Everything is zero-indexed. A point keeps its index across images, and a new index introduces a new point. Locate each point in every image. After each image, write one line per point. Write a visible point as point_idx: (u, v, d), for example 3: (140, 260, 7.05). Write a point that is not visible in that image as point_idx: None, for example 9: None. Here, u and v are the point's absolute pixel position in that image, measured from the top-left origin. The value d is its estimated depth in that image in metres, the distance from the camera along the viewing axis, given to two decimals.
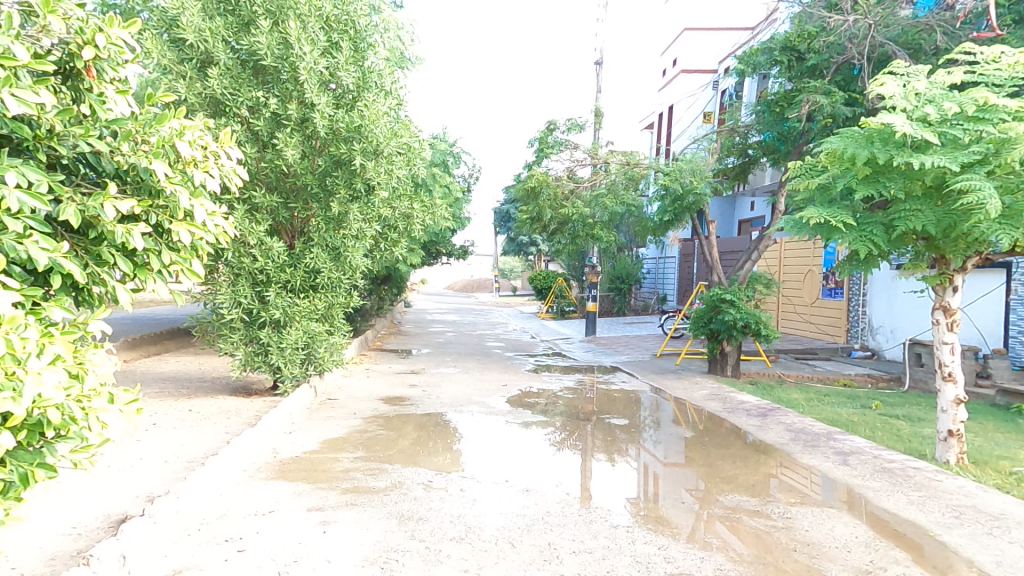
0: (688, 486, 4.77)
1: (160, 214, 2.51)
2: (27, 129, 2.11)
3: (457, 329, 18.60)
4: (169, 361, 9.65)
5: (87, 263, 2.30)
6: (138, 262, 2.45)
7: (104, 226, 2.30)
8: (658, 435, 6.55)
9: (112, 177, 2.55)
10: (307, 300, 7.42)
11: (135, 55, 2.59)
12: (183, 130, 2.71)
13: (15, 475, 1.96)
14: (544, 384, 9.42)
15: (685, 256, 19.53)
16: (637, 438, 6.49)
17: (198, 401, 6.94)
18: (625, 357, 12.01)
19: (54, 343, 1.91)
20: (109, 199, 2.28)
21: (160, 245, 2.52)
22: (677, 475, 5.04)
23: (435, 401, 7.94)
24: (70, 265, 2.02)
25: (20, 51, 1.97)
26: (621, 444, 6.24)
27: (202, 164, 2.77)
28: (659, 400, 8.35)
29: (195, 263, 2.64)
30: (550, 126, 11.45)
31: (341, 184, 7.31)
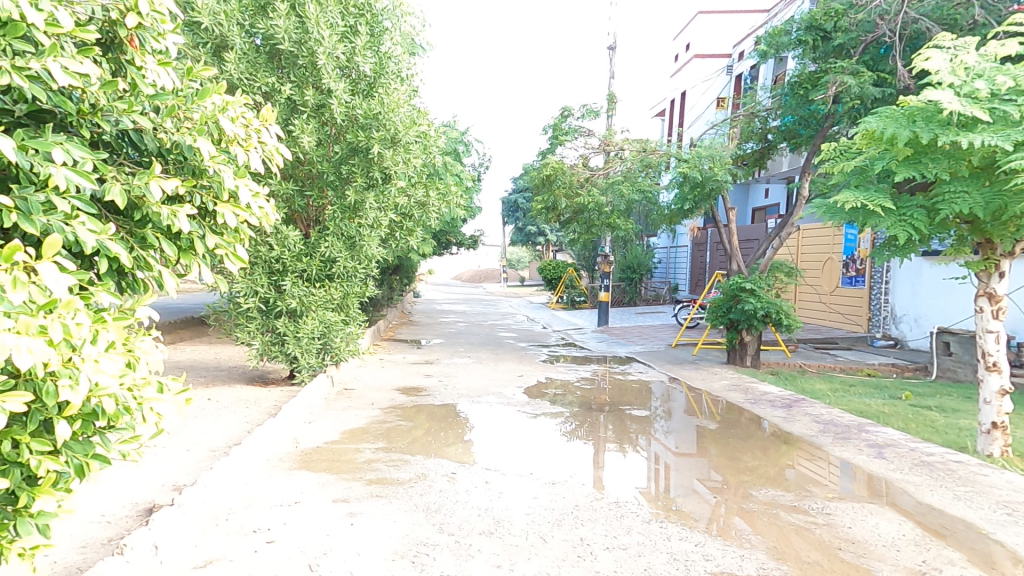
0: (701, 477, 4.69)
1: (204, 195, 2.41)
2: (71, 105, 2.00)
3: (468, 319, 18.55)
4: (185, 350, 9.66)
5: (132, 246, 2.21)
6: (182, 245, 2.36)
7: (149, 207, 2.21)
8: (670, 425, 6.47)
9: (154, 156, 2.47)
10: (322, 290, 7.36)
11: (176, 24, 2.50)
12: (226, 106, 2.62)
13: (70, 466, 1.89)
14: (560, 374, 9.33)
15: (698, 245, 19.34)
16: (648, 428, 6.39)
17: (217, 390, 6.92)
18: (640, 347, 11.92)
19: (108, 329, 1.84)
20: (154, 178, 2.19)
21: (204, 228, 2.39)
22: (702, 467, 4.94)
23: (452, 391, 7.89)
24: (116, 249, 1.92)
25: (65, 17, 1.88)
26: (631, 434, 6.17)
27: (245, 142, 2.66)
28: (672, 390, 8.28)
29: (239, 248, 2.54)
30: (565, 113, 11.25)
31: (357, 172, 7.21)
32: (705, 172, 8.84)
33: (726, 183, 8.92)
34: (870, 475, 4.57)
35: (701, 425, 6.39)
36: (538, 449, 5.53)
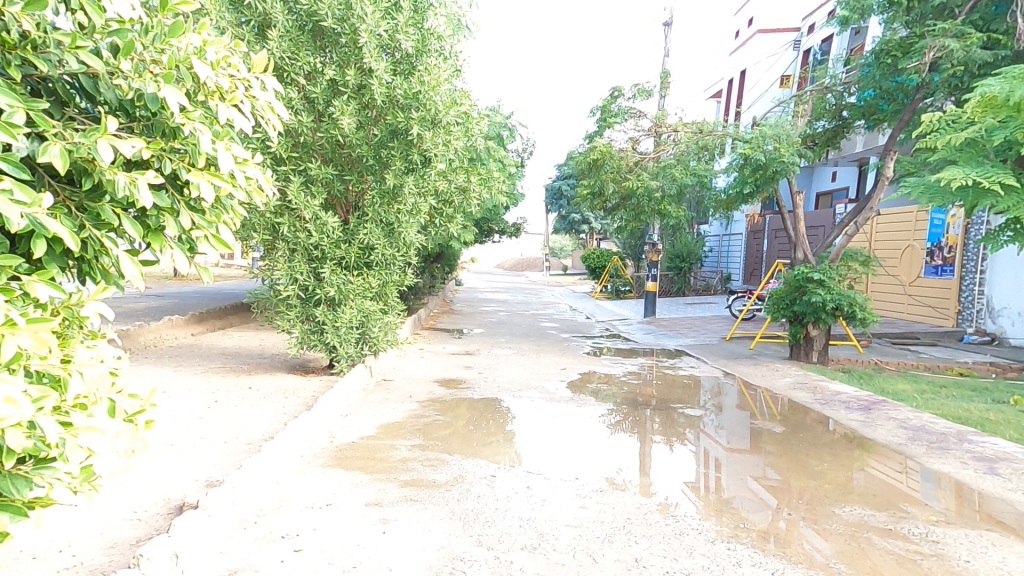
0: (756, 474, 4.43)
1: (176, 160, 1.98)
2: None
3: (510, 308, 18.27)
4: (231, 337, 9.81)
5: (82, 224, 1.80)
6: (150, 224, 1.96)
7: (102, 173, 1.77)
8: (720, 420, 6.08)
9: (113, 111, 1.97)
10: (360, 278, 7.18)
11: None
12: (204, 48, 2.12)
13: None
14: (605, 368, 8.86)
15: (754, 233, 18.25)
16: (697, 422, 6.05)
17: (257, 378, 6.89)
18: (690, 341, 11.23)
19: (16, 335, 1.39)
20: (106, 137, 1.74)
21: (178, 203, 2.01)
22: (763, 470, 4.52)
23: (493, 384, 7.58)
24: (55, 227, 1.57)
25: None
26: (679, 427, 5.86)
27: (229, 96, 2.17)
28: (723, 384, 7.77)
29: (222, 229, 2.13)
30: (614, 93, 10.63)
31: (397, 156, 6.96)
32: (770, 151, 8.03)
33: (793, 165, 8.05)
34: (961, 484, 4.14)
35: (765, 427, 5.79)
36: (579, 449, 5.12)
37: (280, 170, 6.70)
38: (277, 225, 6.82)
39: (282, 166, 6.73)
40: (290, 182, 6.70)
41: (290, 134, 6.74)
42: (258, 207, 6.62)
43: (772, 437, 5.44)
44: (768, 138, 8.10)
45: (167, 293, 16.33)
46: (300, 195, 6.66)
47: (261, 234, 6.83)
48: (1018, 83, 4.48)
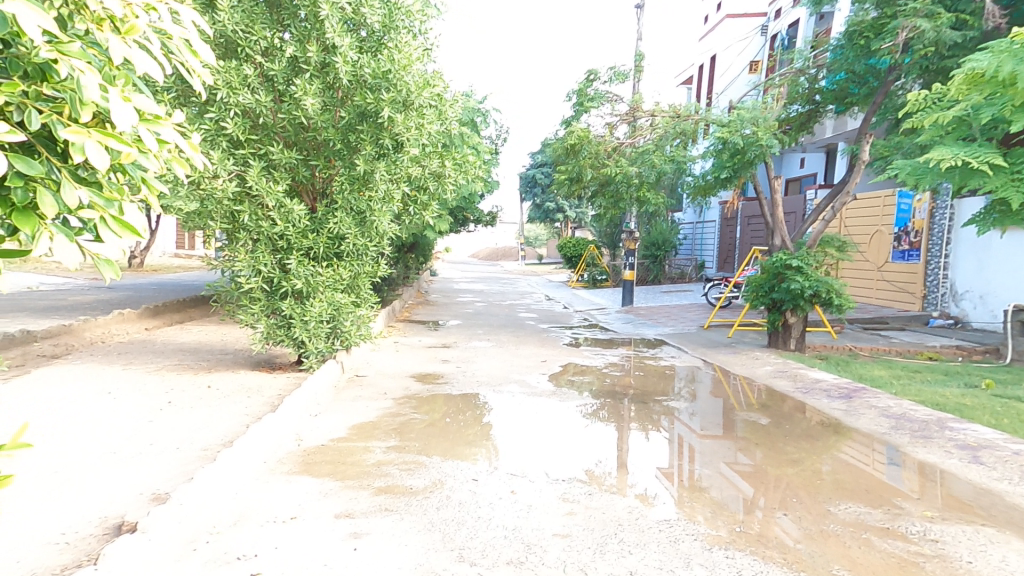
0: (729, 460, 4.57)
1: (50, 112, 1.42)
2: None
3: (486, 298, 18.00)
4: (191, 332, 9.28)
5: None
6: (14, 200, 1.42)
7: None
8: (694, 407, 6.17)
9: None
10: (330, 270, 6.79)
11: None
12: None
13: None
14: (585, 359, 8.69)
15: (727, 220, 18.35)
16: (671, 408, 6.15)
17: (219, 375, 6.48)
18: (669, 329, 11.16)
19: None
20: None
21: (57, 173, 1.46)
22: (735, 455, 4.67)
23: (471, 379, 7.31)
24: None
25: None
26: (654, 415, 5.95)
27: (127, 21, 1.56)
28: (698, 370, 7.85)
29: (129, 211, 1.57)
30: (591, 76, 10.35)
31: (366, 140, 6.58)
32: (750, 135, 7.87)
33: (770, 148, 7.88)
34: (952, 476, 4.07)
35: (750, 418, 5.68)
36: (562, 448, 4.90)
37: (238, 154, 6.24)
38: (237, 213, 6.36)
39: (241, 151, 6.27)
40: (250, 167, 6.26)
41: (248, 114, 6.27)
42: (215, 194, 6.14)
43: (757, 428, 5.33)
44: (746, 121, 7.90)
45: (124, 286, 15.52)
46: (263, 180, 6.22)
47: (219, 222, 6.35)
48: (1007, 57, 4.43)
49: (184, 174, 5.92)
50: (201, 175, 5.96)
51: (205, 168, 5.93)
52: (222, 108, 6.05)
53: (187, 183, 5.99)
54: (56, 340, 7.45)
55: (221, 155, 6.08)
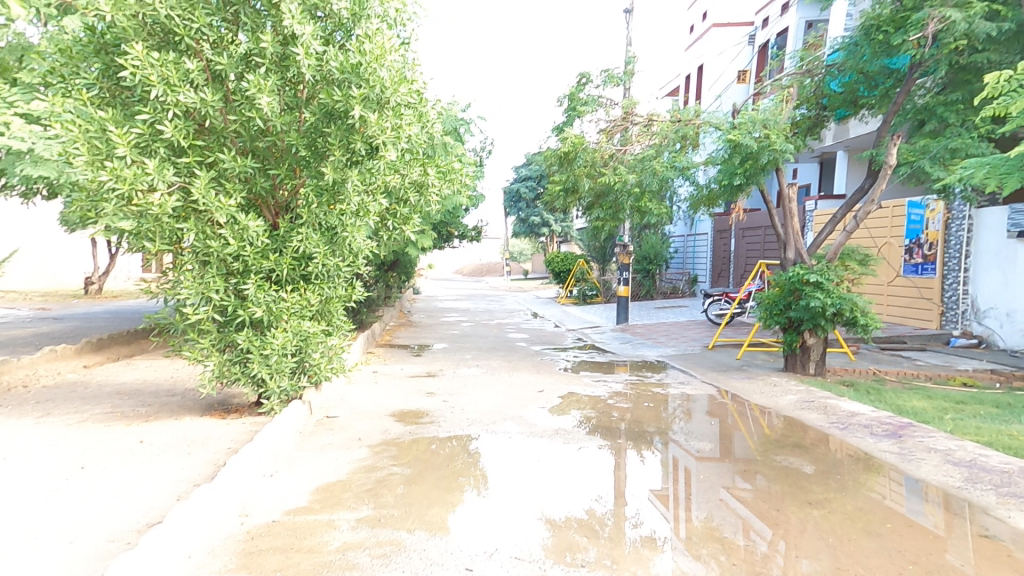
0: (727, 484, 4.50)
1: None
2: None
3: (472, 318, 17.13)
4: (139, 369, 8.29)
5: None
6: None
7: None
8: (690, 427, 5.97)
9: None
10: (295, 294, 5.92)
11: None
12: None
13: None
14: (584, 387, 7.86)
15: (720, 232, 17.86)
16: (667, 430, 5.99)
17: (155, 428, 5.63)
18: (671, 349, 10.39)
19: None
20: None
21: None
22: (733, 479, 4.58)
23: (460, 416, 6.38)
24: None
25: None
26: (648, 434, 5.83)
27: None
28: (704, 395, 7.15)
29: None
30: (583, 80, 9.67)
31: (335, 144, 5.71)
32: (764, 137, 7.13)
33: (784, 155, 7.12)
34: None
35: (789, 463, 4.83)
36: (565, 503, 4.15)
37: (180, 163, 5.38)
38: (180, 232, 5.46)
39: (184, 159, 5.40)
40: (196, 176, 5.37)
41: (192, 116, 5.41)
42: (150, 210, 5.21)
43: (803, 477, 4.50)
44: (757, 124, 7.19)
45: (76, 315, 14.36)
46: (210, 192, 5.33)
47: (158, 243, 5.41)
48: None
49: (111, 187, 5.02)
50: (132, 188, 5.07)
51: (137, 180, 5.05)
52: (157, 108, 5.20)
53: (115, 197, 5.06)
54: None
55: (158, 164, 5.21)
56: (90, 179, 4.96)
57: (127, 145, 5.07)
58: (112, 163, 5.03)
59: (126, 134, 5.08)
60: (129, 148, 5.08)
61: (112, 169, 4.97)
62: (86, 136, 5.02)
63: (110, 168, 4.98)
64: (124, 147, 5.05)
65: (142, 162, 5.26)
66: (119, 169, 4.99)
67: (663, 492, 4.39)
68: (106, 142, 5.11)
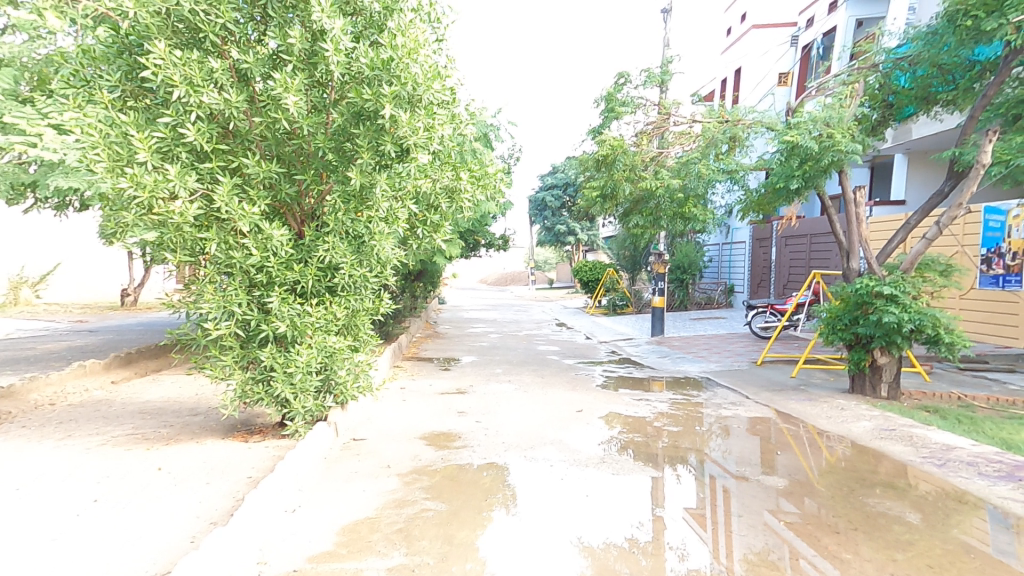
0: (772, 507, 4.24)
1: None
2: None
3: (499, 329, 16.66)
4: (163, 385, 8.05)
5: None
6: None
7: None
8: (728, 445, 5.68)
9: None
10: (321, 308, 5.58)
11: None
12: None
13: None
14: (628, 408, 7.26)
15: (759, 240, 17.04)
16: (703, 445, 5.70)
17: (174, 452, 5.30)
18: (715, 365, 9.71)
19: None
20: None
21: None
22: (776, 502, 4.32)
23: (495, 440, 5.88)
24: None
25: None
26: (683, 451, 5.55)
27: None
28: (762, 418, 6.49)
29: None
30: (622, 80, 9.17)
31: (364, 146, 5.36)
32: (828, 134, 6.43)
33: (851, 155, 6.34)
34: None
35: (888, 509, 4.15)
36: (603, 529, 3.91)
37: (203, 168, 5.06)
38: (202, 242, 5.14)
39: (207, 164, 5.09)
40: (220, 182, 5.06)
41: (215, 118, 5.11)
42: (171, 219, 4.89)
43: (912, 530, 3.82)
44: (818, 122, 6.49)
45: (108, 327, 14.43)
46: (233, 200, 5.00)
47: (179, 255, 5.09)
48: None
49: (131, 194, 4.71)
50: (153, 195, 4.76)
51: (157, 186, 4.74)
52: (180, 111, 4.90)
53: (135, 207, 4.76)
54: None
55: (180, 170, 4.90)
56: (109, 186, 4.66)
57: (148, 150, 4.77)
58: (132, 169, 4.73)
59: (148, 138, 4.78)
60: (150, 153, 4.78)
61: (132, 176, 4.67)
62: (106, 141, 4.73)
63: (130, 174, 4.68)
64: (145, 152, 4.75)
65: (163, 168, 4.95)
66: (139, 175, 4.69)
67: (698, 512, 4.18)
68: (127, 148, 4.82)
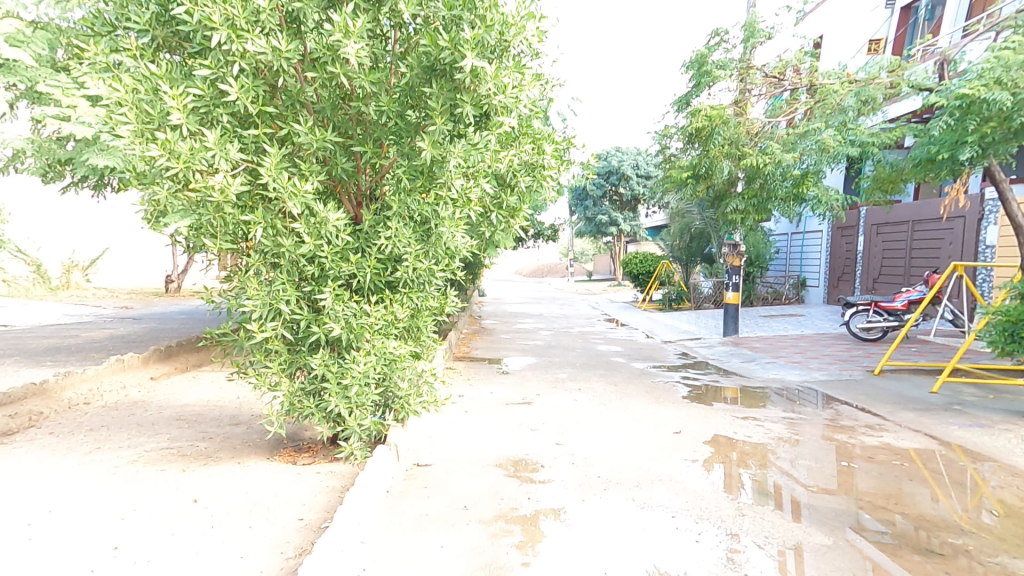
0: (953, 567, 3.26)
1: None
2: None
3: (550, 325, 15.59)
4: (203, 386, 7.30)
5: None
6: None
7: None
8: (824, 464, 4.89)
9: None
10: (380, 307, 4.60)
11: None
12: None
13: None
14: (739, 427, 6.04)
15: (841, 230, 15.39)
16: (803, 468, 4.80)
17: (212, 476, 4.41)
18: (820, 372, 8.36)
19: None
20: None
21: None
22: (963, 561, 3.31)
23: (589, 471, 4.77)
24: None
25: None
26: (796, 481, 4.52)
27: None
28: (921, 449, 5.17)
29: None
30: (718, 39, 7.94)
31: (438, 107, 4.31)
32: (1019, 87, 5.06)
33: None
34: None
35: None
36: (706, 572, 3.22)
37: (247, 135, 4.13)
38: (246, 226, 4.20)
39: (252, 130, 4.15)
40: (268, 153, 4.13)
41: (261, 74, 4.17)
42: (210, 196, 3.96)
43: None
44: (1010, 68, 5.13)
45: (151, 315, 14.05)
46: (282, 174, 4.06)
47: (219, 241, 4.17)
48: None
49: (163, 165, 3.78)
50: (189, 168, 3.82)
51: (194, 156, 3.80)
52: (220, 62, 3.94)
53: (168, 180, 3.86)
54: (12, 412, 5.65)
55: (221, 136, 3.97)
56: (138, 153, 3.75)
57: (183, 110, 3.82)
58: (163, 133, 3.79)
59: (183, 94, 3.83)
60: (186, 115, 3.83)
61: (163, 141, 3.73)
62: (133, 98, 3.80)
63: (161, 140, 3.74)
64: (179, 113, 3.79)
65: (200, 134, 4.02)
66: (171, 141, 3.75)
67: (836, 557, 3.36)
68: (159, 107, 3.89)
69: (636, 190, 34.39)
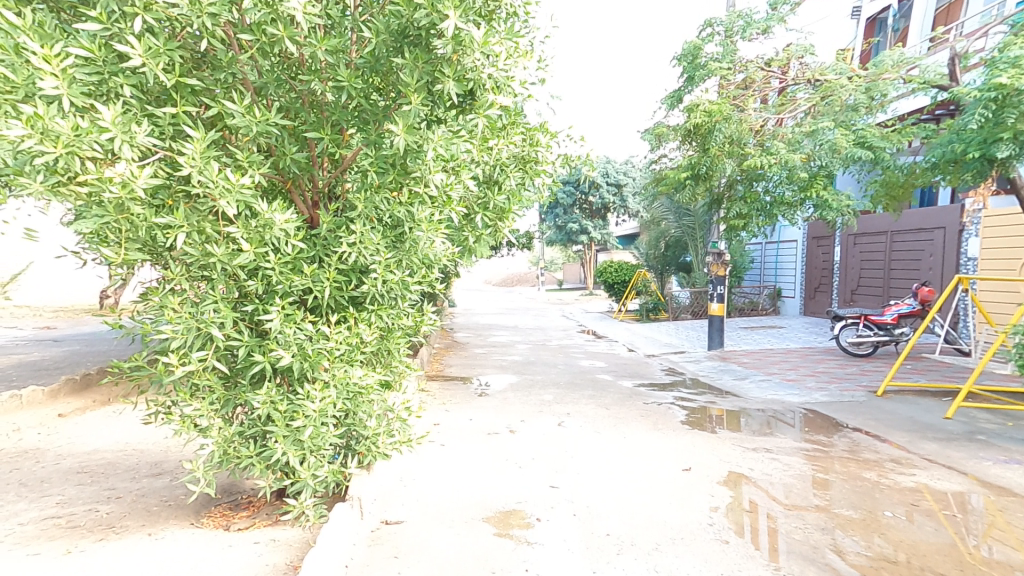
0: None
1: None
2: None
3: (525, 339, 14.81)
4: (123, 423, 6.13)
5: None
6: None
7: None
8: (862, 511, 4.21)
9: None
10: (342, 329, 3.70)
11: None
12: None
13: None
14: (752, 461, 5.36)
15: (818, 240, 15.28)
16: (842, 517, 4.10)
17: (112, 554, 3.38)
18: (819, 392, 7.84)
19: None
20: None
21: None
22: None
23: (596, 528, 3.96)
24: None
25: None
26: (840, 537, 3.81)
27: None
28: (963, 490, 4.56)
29: None
30: (710, 33, 7.43)
31: (410, 81, 3.46)
32: None
33: None
34: None
35: None
36: None
37: (161, 114, 3.19)
38: (162, 230, 3.24)
39: (168, 108, 3.20)
40: (192, 134, 3.20)
41: (177, 36, 3.23)
42: (108, 193, 2.98)
43: None
44: None
45: (77, 334, 12.43)
46: (211, 165, 3.14)
47: (125, 249, 3.19)
48: None
49: (33, 150, 2.78)
50: (74, 154, 2.84)
51: (80, 138, 2.82)
52: (115, 15, 2.98)
53: (42, 169, 2.86)
54: None
55: (120, 114, 3.00)
56: None
57: (62, 77, 2.84)
58: (32, 106, 2.80)
59: (60, 54, 2.85)
60: (66, 83, 2.85)
61: (32, 116, 2.74)
62: None
63: (29, 114, 2.75)
64: (56, 79, 2.81)
65: (92, 111, 3.04)
66: (45, 116, 2.77)
67: None
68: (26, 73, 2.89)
69: (607, 199, 34.20)
